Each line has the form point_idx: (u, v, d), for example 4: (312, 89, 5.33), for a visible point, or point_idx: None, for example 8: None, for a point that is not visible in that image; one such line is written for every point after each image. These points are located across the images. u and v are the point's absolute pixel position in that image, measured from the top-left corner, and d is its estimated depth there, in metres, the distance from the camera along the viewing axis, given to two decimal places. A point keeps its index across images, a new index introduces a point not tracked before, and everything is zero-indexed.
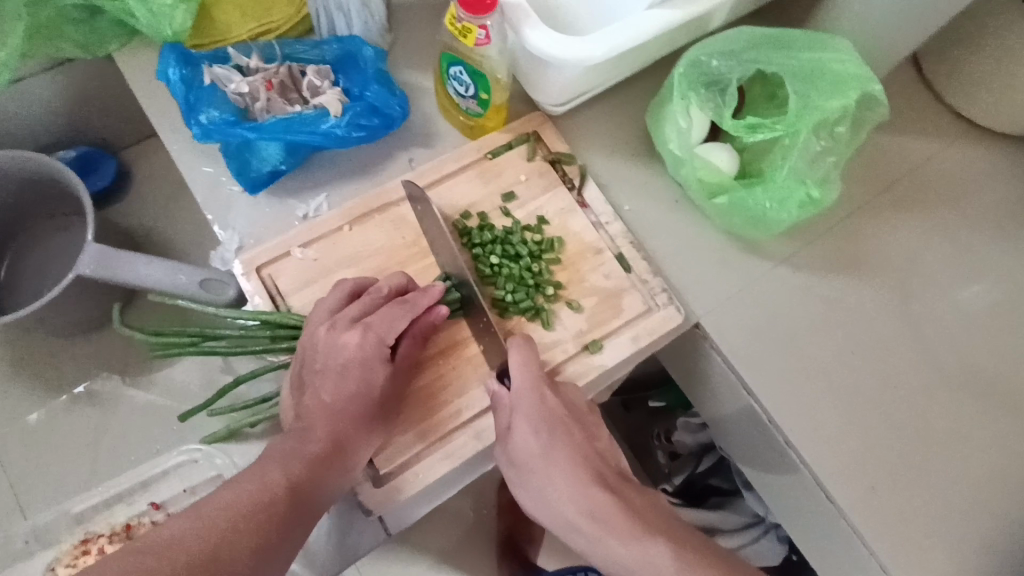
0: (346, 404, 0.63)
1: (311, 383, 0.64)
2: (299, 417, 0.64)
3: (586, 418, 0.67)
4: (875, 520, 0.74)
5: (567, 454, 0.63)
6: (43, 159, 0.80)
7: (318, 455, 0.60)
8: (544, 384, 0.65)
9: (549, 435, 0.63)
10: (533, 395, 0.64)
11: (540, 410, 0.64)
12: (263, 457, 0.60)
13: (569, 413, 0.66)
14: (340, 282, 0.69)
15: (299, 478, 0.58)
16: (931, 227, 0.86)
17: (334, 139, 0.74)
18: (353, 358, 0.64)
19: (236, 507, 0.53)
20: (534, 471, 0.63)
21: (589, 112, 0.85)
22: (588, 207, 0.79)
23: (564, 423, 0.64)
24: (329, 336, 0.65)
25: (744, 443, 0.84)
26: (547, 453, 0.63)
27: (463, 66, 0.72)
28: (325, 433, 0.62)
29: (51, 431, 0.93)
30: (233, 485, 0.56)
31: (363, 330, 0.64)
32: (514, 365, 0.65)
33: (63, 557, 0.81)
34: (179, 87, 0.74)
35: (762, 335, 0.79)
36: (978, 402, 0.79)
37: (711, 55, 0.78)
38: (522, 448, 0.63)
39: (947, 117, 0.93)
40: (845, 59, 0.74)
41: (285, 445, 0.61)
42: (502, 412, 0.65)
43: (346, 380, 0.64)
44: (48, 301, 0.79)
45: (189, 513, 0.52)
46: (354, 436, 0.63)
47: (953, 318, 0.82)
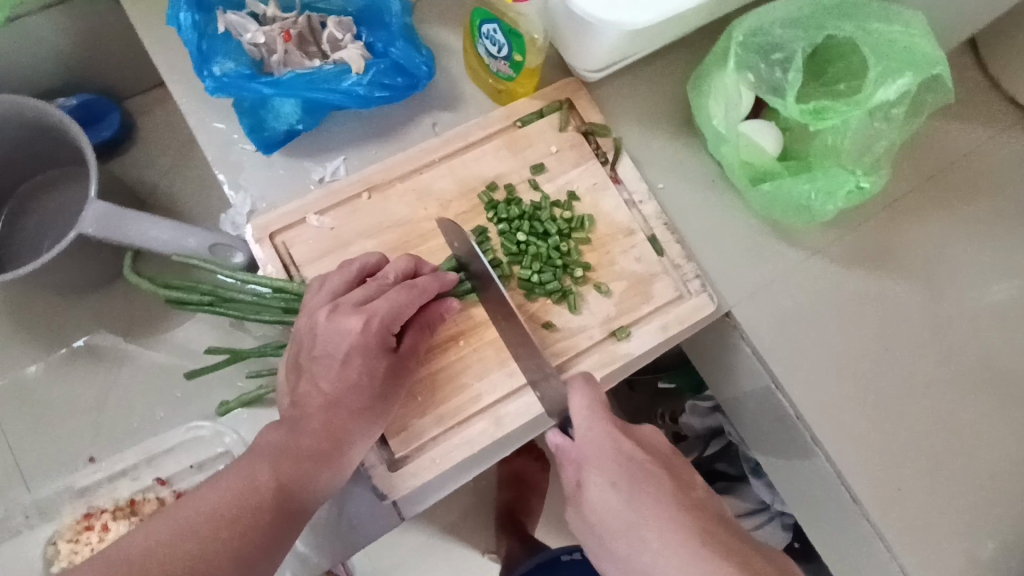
0: (344, 394, 0.59)
1: (310, 369, 0.60)
2: (295, 404, 0.60)
3: (666, 454, 0.59)
4: (898, 523, 0.72)
5: (661, 508, 0.53)
6: (41, 105, 0.75)
7: (311, 451, 0.58)
8: (619, 432, 0.58)
9: (631, 490, 0.54)
10: (604, 444, 0.57)
11: (615, 460, 0.56)
12: (253, 450, 0.59)
13: (656, 460, 0.57)
14: (346, 262, 0.64)
15: (290, 477, 0.57)
16: (976, 222, 0.82)
17: (356, 99, 0.69)
18: (353, 346, 0.59)
19: (220, 508, 0.54)
20: (619, 535, 0.54)
21: (627, 81, 0.79)
22: (622, 183, 0.75)
23: (648, 473, 0.56)
24: (329, 320, 0.59)
25: (765, 436, 0.82)
26: (633, 511, 0.54)
27: (498, 25, 0.66)
28: (321, 424, 0.58)
29: (49, 392, 0.90)
30: (218, 483, 0.56)
31: (365, 316, 0.59)
32: (579, 408, 0.59)
33: (64, 532, 0.81)
34: (190, 34, 0.67)
35: (794, 326, 0.76)
36: (1010, 404, 0.76)
37: (772, 22, 0.73)
38: (602, 509, 0.55)
39: (1002, 101, 0.87)
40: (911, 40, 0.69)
41: (277, 437, 0.58)
42: (571, 466, 0.59)
43: (347, 368, 0.59)
44: (46, 260, 0.75)
45: (171, 518, 0.53)
46: (353, 427, 0.60)
47: (993, 318, 0.79)
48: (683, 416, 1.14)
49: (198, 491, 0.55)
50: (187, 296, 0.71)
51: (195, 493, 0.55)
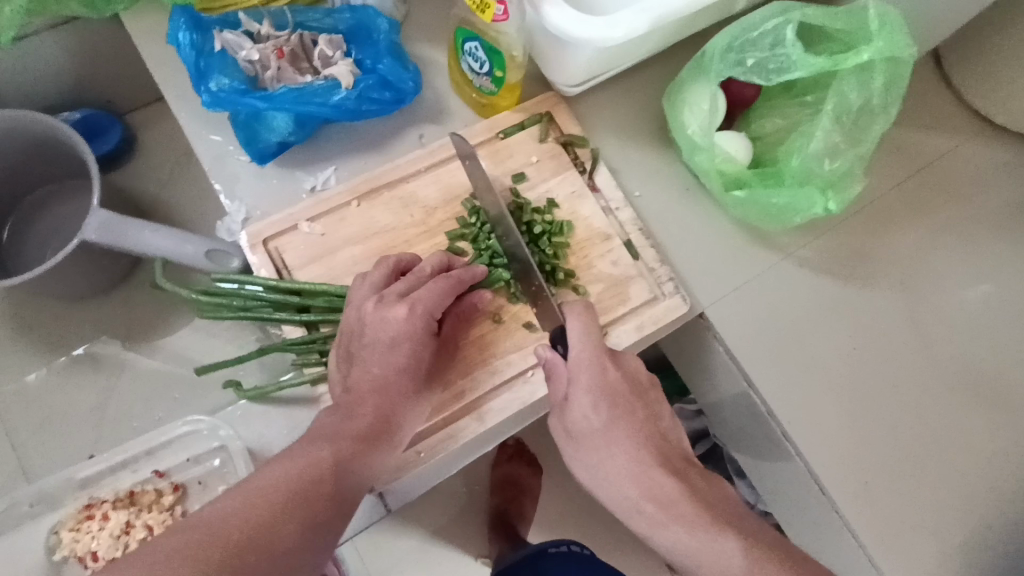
0: (394, 377, 0.62)
1: (360, 356, 0.62)
2: (346, 391, 0.62)
3: (641, 385, 0.65)
4: (867, 516, 0.75)
5: (629, 431, 0.61)
6: (46, 120, 0.79)
7: (367, 432, 0.59)
8: (607, 359, 0.64)
9: (610, 411, 0.61)
10: (593, 366, 0.63)
11: (602, 382, 0.62)
12: (309, 434, 0.58)
13: (633, 390, 0.63)
14: (383, 257, 0.67)
15: (345, 457, 0.57)
16: (942, 227, 0.86)
17: (346, 112, 0.73)
18: (401, 332, 0.62)
19: (287, 483, 0.52)
20: (592, 446, 0.61)
21: (604, 95, 0.83)
22: (599, 192, 0.78)
23: (626, 401, 0.62)
24: (377, 311, 0.63)
25: (741, 433, 0.85)
26: (609, 429, 0.61)
27: (479, 43, 0.71)
28: (373, 408, 0.60)
29: (52, 395, 0.93)
30: (280, 462, 0.54)
31: (410, 304, 0.62)
32: (576, 333, 0.64)
33: (66, 521, 0.81)
34: (188, 52, 0.72)
35: (765, 327, 0.79)
36: (974, 401, 0.79)
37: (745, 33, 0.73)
38: (580, 423, 0.62)
39: (965, 111, 0.91)
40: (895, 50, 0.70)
41: (331, 420, 0.60)
42: (560, 382, 0.64)
43: (395, 354, 0.62)
44: (50, 267, 0.78)
45: (234, 491, 0.51)
46: (401, 410, 0.62)
47: (959, 318, 0.82)
48: (671, 419, 1.17)
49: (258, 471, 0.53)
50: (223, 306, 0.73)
51: (256, 471, 0.53)
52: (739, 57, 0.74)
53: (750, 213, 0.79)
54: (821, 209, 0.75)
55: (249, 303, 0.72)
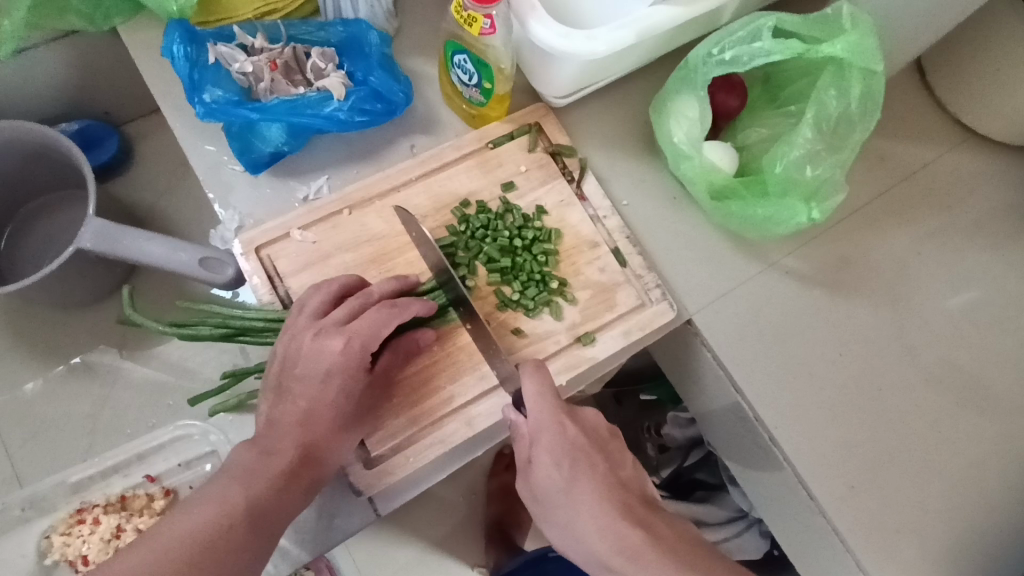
0: (321, 412, 0.63)
1: (290, 389, 0.63)
2: (271, 424, 0.63)
3: (600, 436, 0.66)
4: (853, 519, 0.76)
5: (592, 486, 0.61)
6: (44, 132, 0.80)
7: (286, 470, 0.61)
8: (564, 416, 0.64)
9: (571, 467, 0.62)
10: (553, 427, 0.63)
11: (561, 442, 0.63)
12: (225, 472, 0.61)
13: (591, 444, 0.64)
14: (325, 284, 0.67)
15: (259, 499, 0.59)
16: (926, 234, 0.87)
17: (337, 123, 0.74)
18: (337, 364, 0.63)
19: (198, 531, 0.55)
20: (560, 505, 0.61)
21: (592, 105, 0.85)
22: (587, 200, 0.80)
23: (587, 455, 0.63)
24: (313, 343, 0.63)
25: (730, 439, 0.85)
26: (572, 487, 0.61)
27: (468, 55, 0.72)
28: (292, 445, 0.62)
29: (48, 401, 0.94)
30: (194, 508, 0.57)
31: (348, 336, 0.63)
32: (530, 396, 0.63)
33: (57, 525, 0.81)
34: (183, 64, 0.74)
35: (752, 334, 0.80)
36: (958, 406, 0.80)
37: (722, 48, 0.74)
38: (545, 483, 0.62)
39: (946, 121, 0.93)
40: (866, 56, 0.72)
41: (252, 458, 0.61)
42: (523, 441, 0.64)
43: (328, 387, 0.63)
44: (47, 274, 0.79)
45: (149, 540, 0.54)
46: (341, 438, 0.64)
47: (942, 324, 0.84)
48: (665, 427, 1.18)
49: (178, 513, 0.57)
50: (196, 330, 0.74)
51: (170, 517, 0.56)
52: (722, 55, 0.74)
53: (740, 214, 0.79)
54: (805, 218, 0.77)
55: (225, 319, 0.74)
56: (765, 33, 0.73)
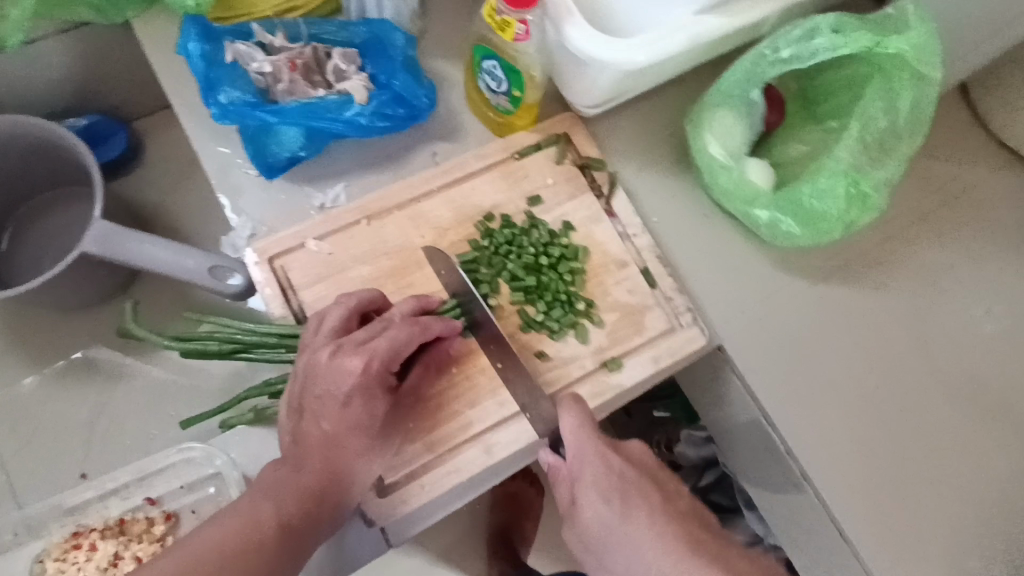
0: (345, 433, 0.60)
1: (311, 409, 0.60)
2: (296, 441, 0.60)
3: (648, 468, 0.61)
4: (889, 562, 0.72)
5: (651, 520, 0.56)
6: (50, 127, 0.77)
7: (314, 488, 0.58)
8: (606, 449, 0.60)
9: (623, 503, 0.57)
10: (595, 462, 0.59)
11: (607, 478, 0.59)
12: (255, 487, 0.58)
13: (640, 476, 0.60)
14: (344, 297, 0.64)
15: (292, 514, 0.57)
16: (967, 261, 0.83)
17: (358, 128, 0.71)
18: (355, 385, 0.59)
19: (226, 543, 0.53)
20: (613, 547, 0.57)
21: (623, 116, 0.81)
22: (616, 217, 0.76)
23: (638, 489, 0.58)
24: (331, 362, 0.60)
25: (755, 470, 0.82)
26: (628, 522, 0.57)
27: (498, 61, 0.68)
28: (321, 463, 0.59)
29: (45, 406, 0.91)
30: (216, 520, 0.55)
31: (366, 355, 0.60)
32: (568, 430, 0.60)
33: (51, 550, 0.77)
34: (197, 62, 0.70)
35: (785, 363, 0.76)
36: (999, 445, 0.76)
37: (777, 48, 0.70)
38: (593, 523, 0.58)
39: (991, 142, 0.89)
40: (926, 58, 0.68)
41: (279, 475, 0.58)
42: (564, 483, 0.61)
43: (348, 408, 0.60)
44: (49, 277, 0.76)
45: (175, 556, 0.52)
46: (353, 464, 0.60)
47: (983, 357, 0.79)
48: (677, 445, 1.13)
49: (204, 527, 0.55)
50: (204, 346, 0.71)
51: (195, 531, 0.54)
52: (777, 54, 0.70)
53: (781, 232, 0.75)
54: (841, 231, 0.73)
55: (233, 333, 0.70)
56: (824, 33, 0.69)
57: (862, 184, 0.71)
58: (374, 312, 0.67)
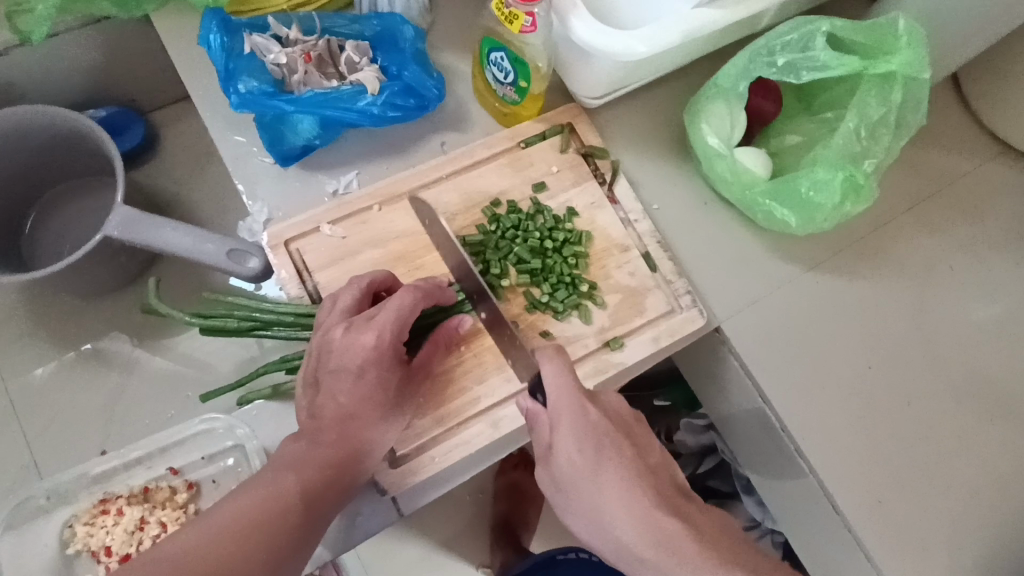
0: (359, 406, 0.62)
1: (326, 384, 0.63)
2: (312, 416, 0.63)
3: (624, 421, 0.63)
4: (881, 535, 0.74)
5: (621, 471, 0.58)
6: (73, 117, 0.79)
7: (333, 460, 0.60)
8: (585, 398, 0.62)
9: (597, 452, 0.59)
10: (574, 410, 0.61)
11: (584, 428, 0.60)
12: (274, 463, 0.60)
13: (617, 427, 0.62)
14: (355, 279, 0.66)
15: (312, 484, 0.59)
16: (957, 247, 0.86)
17: (370, 118, 0.74)
18: (368, 358, 0.62)
19: (250, 513, 0.54)
20: (584, 493, 0.58)
21: (625, 107, 0.84)
22: (618, 203, 0.79)
23: (611, 439, 0.60)
24: (345, 337, 0.63)
25: (753, 450, 0.84)
26: (599, 473, 0.58)
27: (505, 53, 0.71)
28: (337, 437, 0.61)
29: (65, 385, 0.94)
30: (241, 493, 0.56)
31: (377, 329, 0.62)
32: (550, 377, 0.62)
33: (80, 515, 0.80)
34: (218, 53, 0.73)
35: (779, 344, 0.79)
36: (988, 424, 0.79)
37: (773, 50, 0.74)
38: (566, 469, 0.59)
39: (982, 133, 0.91)
40: (916, 65, 0.72)
41: (297, 449, 0.60)
42: (544, 428, 0.62)
43: (361, 381, 0.62)
44: (73, 262, 0.79)
45: (198, 525, 0.53)
46: (367, 438, 0.63)
47: (972, 340, 0.82)
48: (678, 433, 1.14)
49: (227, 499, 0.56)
50: (224, 323, 0.74)
51: (217, 504, 0.55)
52: (772, 58, 0.74)
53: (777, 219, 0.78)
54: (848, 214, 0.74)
55: (252, 312, 0.73)
56: (818, 37, 0.73)
57: (855, 172, 0.73)
58: (385, 292, 0.70)
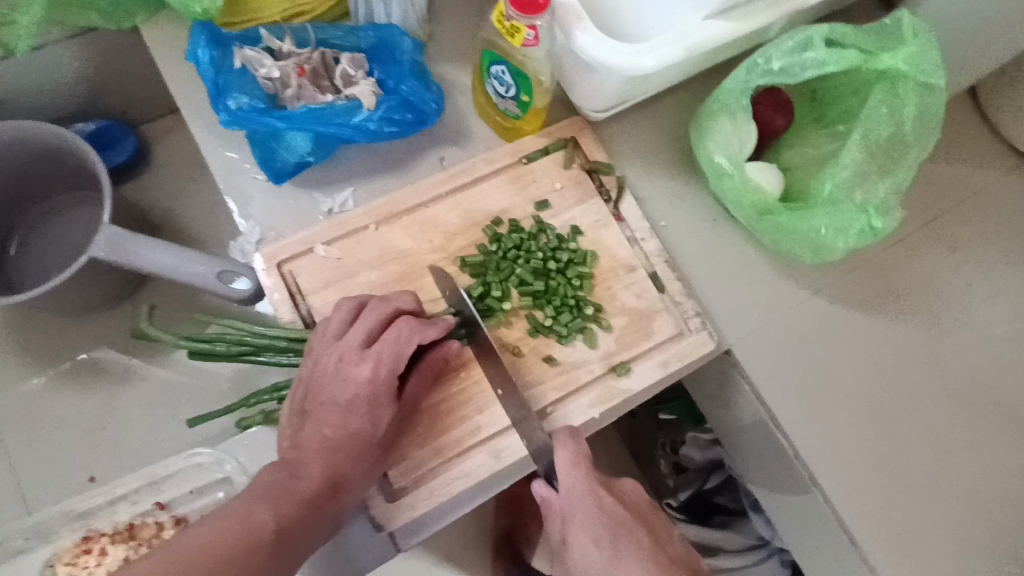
0: (347, 440, 0.60)
1: (314, 414, 0.61)
2: (294, 446, 0.61)
3: (637, 506, 0.62)
4: (897, 567, 0.71)
5: (635, 562, 0.56)
6: (59, 133, 0.77)
7: (311, 495, 0.58)
8: (599, 486, 0.60)
9: (613, 544, 0.57)
10: (587, 500, 0.59)
11: (597, 517, 0.58)
12: (248, 491, 0.58)
13: (631, 516, 0.60)
14: (344, 300, 0.63)
15: (288, 520, 0.56)
16: (977, 263, 0.83)
17: (366, 133, 0.71)
18: (361, 392, 0.60)
19: (220, 546, 0.52)
20: None
21: (631, 120, 0.81)
22: (624, 221, 0.76)
23: (626, 527, 0.58)
24: (338, 369, 0.60)
25: (763, 475, 0.81)
26: (615, 565, 0.56)
27: (506, 67, 0.68)
28: (319, 469, 0.59)
29: (53, 407, 0.91)
30: (218, 517, 0.55)
31: (374, 362, 0.60)
32: (562, 464, 0.60)
33: (61, 555, 0.78)
34: (207, 69, 0.71)
35: (790, 368, 0.76)
36: (1010, 450, 0.76)
37: (769, 57, 0.70)
38: (582, 563, 0.57)
39: (1000, 145, 0.88)
40: (925, 69, 0.69)
41: (276, 478, 0.58)
42: (557, 519, 0.61)
43: (352, 416, 0.60)
44: (59, 282, 0.76)
45: (164, 553, 0.51)
46: (352, 474, 0.60)
47: (994, 361, 0.79)
48: (683, 447, 1.09)
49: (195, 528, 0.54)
50: (213, 347, 0.72)
51: (186, 530, 0.53)
52: (768, 65, 0.71)
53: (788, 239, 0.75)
54: (859, 232, 0.72)
55: (243, 336, 0.71)
56: (817, 42, 0.70)
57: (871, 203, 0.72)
58: None
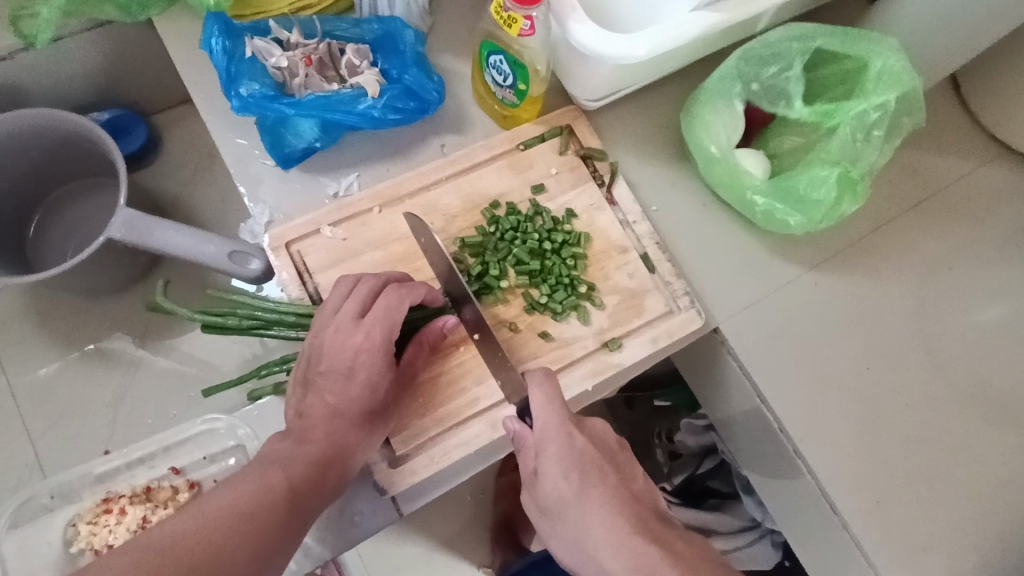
0: (348, 405, 0.64)
1: (317, 383, 0.64)
2: (299, 416, 0.64)
3: (609, 448, 0.64)
4: (879, 535, 0.75)
5: (602, 497, 0.59)
6: (76, 120, 0.80)
7: (318, 458, 0.61)
8: (573, 426, 0.63)
9: (582, 479, 0.60)
10: (560, 437, 0.62)
11: (569, 454, 0.61)
12: (261, 459, 0.60)
13: (601, 454, 0.63)
14: (343, 278, 0.67)
15: (300, 481, 0.59)
16: (958, 247, 0.86)
17: (371, 120, 0.74)
18: (357, 359, 0.64)
19: (240, 504, 0.54)
20: (567, 518, 0.59)
21: (624, 109, 0.85)
22: (617, 205, 0.79)
23: (597, 467, 0.61)
24: (336, 337, 0.64)
25: (752, 449, 0.85)
26: (582, 497, 0.59)
27: (505, 56, 0.71)
28: (323, 435, 0.62)
29: (68, 385, 0.95)
30: (235, 483, 0.56)
31: (366, 329, 0.64)
32: (537, 403, 0.63)
33: (83, 514, 0.81)
34: (220, 57, 0.74)
35: (776, 346, 0.79)
36: (988, 425, 0.79)
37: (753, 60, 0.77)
38: (552, 495, 0.60)
39: (980, 134, 0.91)
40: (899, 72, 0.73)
41: (283, 446, 0.61)
42: (529, 453, 0.64)
43: (351, 383, 0.64)
44: (76, 263, 0.79)
45: (189, 515, 0.52)
46: (355, 439, 0.64)
47: (974, 340, 0.82)
48: (677, 434, 1.13)
49: (215, 492, 0.55)
50: (224, 320, 0.75)
51: (206, 495, 0.55)
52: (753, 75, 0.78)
53: (772, 220, 0.78)
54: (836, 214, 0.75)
55: (252, 310, 0.74)
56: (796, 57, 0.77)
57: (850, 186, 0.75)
58: None
